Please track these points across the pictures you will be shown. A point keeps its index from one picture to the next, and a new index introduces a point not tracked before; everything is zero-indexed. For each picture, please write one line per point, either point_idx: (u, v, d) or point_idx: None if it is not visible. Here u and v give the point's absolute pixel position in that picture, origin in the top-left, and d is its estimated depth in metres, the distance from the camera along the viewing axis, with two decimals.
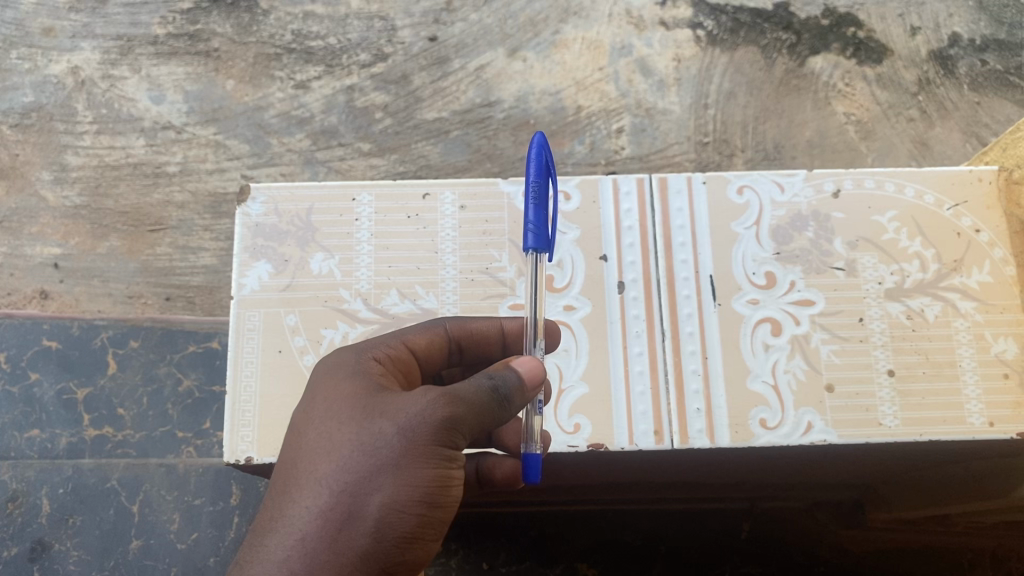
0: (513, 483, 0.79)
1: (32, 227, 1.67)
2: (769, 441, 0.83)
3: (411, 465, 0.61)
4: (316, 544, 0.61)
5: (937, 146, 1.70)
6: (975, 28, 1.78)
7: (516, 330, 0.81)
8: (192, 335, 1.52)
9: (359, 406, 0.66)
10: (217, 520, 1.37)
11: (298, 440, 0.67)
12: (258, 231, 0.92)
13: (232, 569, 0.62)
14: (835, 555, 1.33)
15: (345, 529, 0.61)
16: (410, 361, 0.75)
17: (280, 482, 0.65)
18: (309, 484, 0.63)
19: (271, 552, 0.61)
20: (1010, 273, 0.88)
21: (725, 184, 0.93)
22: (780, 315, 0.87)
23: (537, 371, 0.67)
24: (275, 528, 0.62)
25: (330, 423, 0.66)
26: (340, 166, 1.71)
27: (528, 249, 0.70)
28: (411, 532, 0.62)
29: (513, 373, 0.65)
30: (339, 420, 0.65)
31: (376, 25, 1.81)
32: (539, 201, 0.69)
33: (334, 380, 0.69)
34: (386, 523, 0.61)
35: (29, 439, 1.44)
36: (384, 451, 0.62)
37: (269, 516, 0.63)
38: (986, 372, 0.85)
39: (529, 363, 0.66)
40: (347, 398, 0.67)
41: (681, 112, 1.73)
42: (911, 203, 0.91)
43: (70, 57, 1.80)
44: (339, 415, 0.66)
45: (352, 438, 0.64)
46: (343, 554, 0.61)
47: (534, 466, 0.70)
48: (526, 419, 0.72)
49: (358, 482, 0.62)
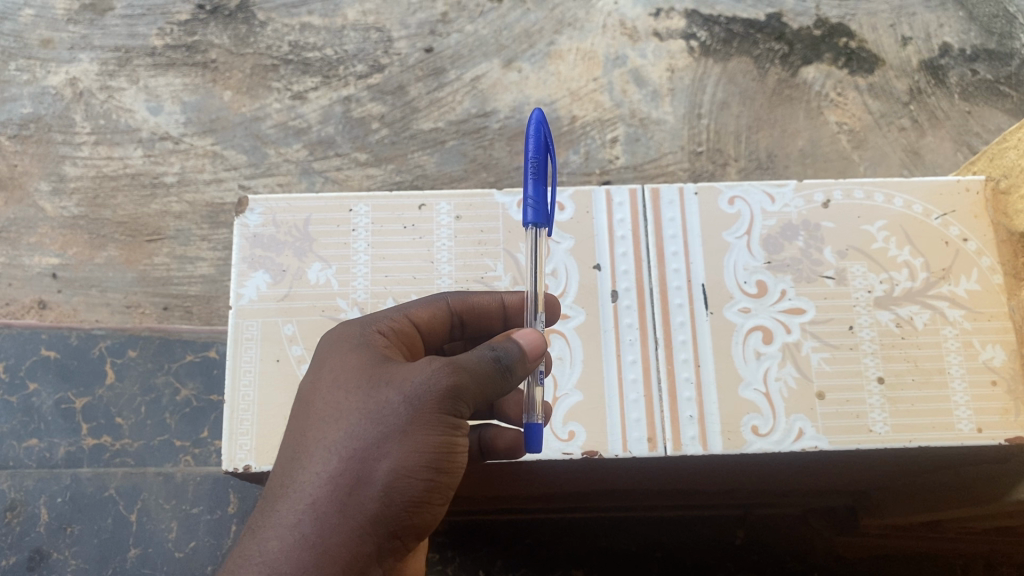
0: (516, 453, 0.79)
1: (30, 237, 1.68)
2: (760, 447, 0.84)
3: (417, 432, 0.62)
4: (326, 509, 0.62)
5: (928, 155, 1.72)
6: (965, 39, 1.80)
7: (516, 305, 0.82)
8: (190, 344, 1.53)
9: (367, 374, 0.67)
10: (214, 529, 1.37)
11: (307, 413, 0.68)
12: (256, 242, 0.93)
13: (245, 534, 0.63)
14: (829, 562, 1.35)
15: (352, 494, 0.62)
16: (413, 334, 0.76)
17: (291, 450, 0.66)
18: (317, 452, 0.64)
19: (283, 517, 0.62)
20: (997, 281, 0.89)
21: (717, 195, 0.94)
22: (771, 322, 0.88)
23: (538, 344, 0.68)
24: (286, 495, 0.63)
25: (338, 392, 0.67)
26: (336, 176, 1.72)
27: (528, 225, 0.72)
28: (419, 498, 0.63)
29: (516, 346, 0.65)
30: (346, 389, 0.66)
31: (372, 36, 1.83)
32: (538, 177, 0.70)
33: (341, 352, 0.70)
34: (394, 491, 0.62)
35: (27, 449, 1.44)
36: (388, 420, 0.63)
37: (280, 482, 0.65)
38: (974, 378, 0.86)
39: (530, 336, 0.67)
40: (351, 371, 0.68)
41: (676, 123, 1.75)
42: (899, 213, 0.93)
43: (68, 69, 1.81)
44: (346, 385, 0.67)
45: (357, 408, 0.64)
46: (352, 519, 0.62)
47: (537, 435, 0.71)
48: (528, 390, 0.73)
49: (364, 450, 0.63)
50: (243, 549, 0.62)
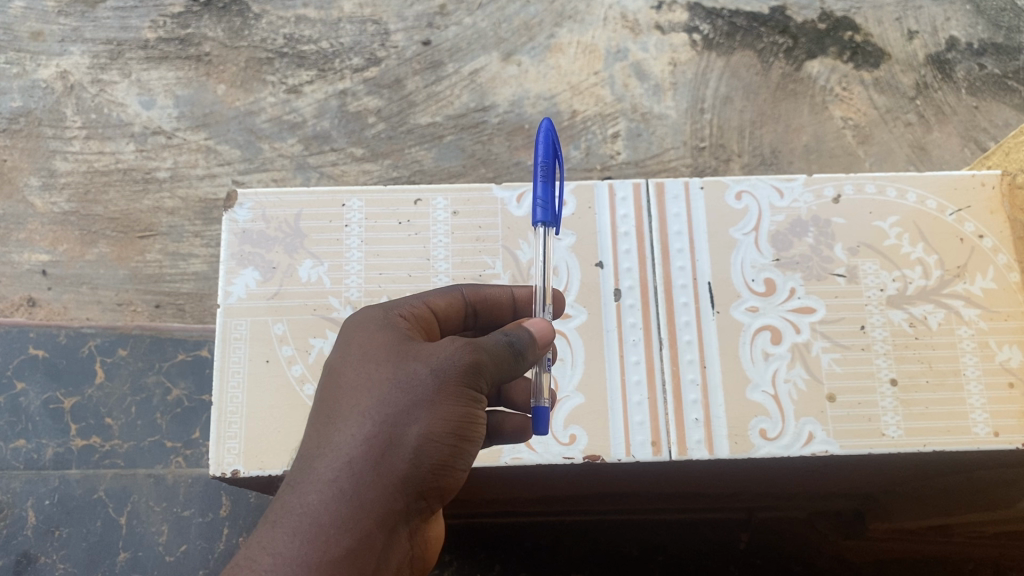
0: (524, 436, 0.77)
1: (19, 233, 1.64)
2: (769, 452, 0.81)
3: (448, 397, 0.60)
4: (362, 467, 0.59)
5: (935, 150, 1.69)
6: (972, 32, 1.77)
7: (527, 298, 0.78)
8: (181, 343, 1.50)
9: (397, 342, 0.65)
10: (206, 533, 1.34)
11: (334, 378, 0.65)
12: (245, 238, 0.89)
13: (280, 492, 0.60)
14: (836, 566, 1.31)
15: (386, 453, 0.59)
16: (431, 322, 0.72)
17: (321, 412, 0.63)
18: (350, 412, 0.62)
19: (319, 472, 0.59)
20: (1014, 279, 0.86)
21: (723, 190, 0.91)
22: (780, 322, 0.85)
23: (547, 332, 0.66)
24: (321, 452, 0.60)
25: (372, 359, 0.64)
26: (331, 171, 1.68)
27: (537, 224, 0.69)
28: (446, 462, 0.61)
29: (527, 332, 0.63)
30: (377, 355, 0.64)
31: (368, 29, 1.79)
32: (547, 179, 0.68)
33: (371, 325, 0.67)
34: (426, 453, 0.60)
35: (14, 450, 1.41)
36: (420, 384, 0.61)
37: (313, 442, 0.62)
38: (991, 381, 0.83)
39: (540, 323, 0.65)
40: (381, 339, 0.65)
41: (678, 117, 1.71)
42: (912, 208, 0.89)
43: (59, 62, 1.78)
44: (379, 353, 0.64)
45: (389, 373, 0.62)
46: (386, 477, 0.59)
47: (544, 419, 0.69)
48: (534, 376, 0.71)
49: (397, 411, 0.60)
50: (279, 505, 0.59)
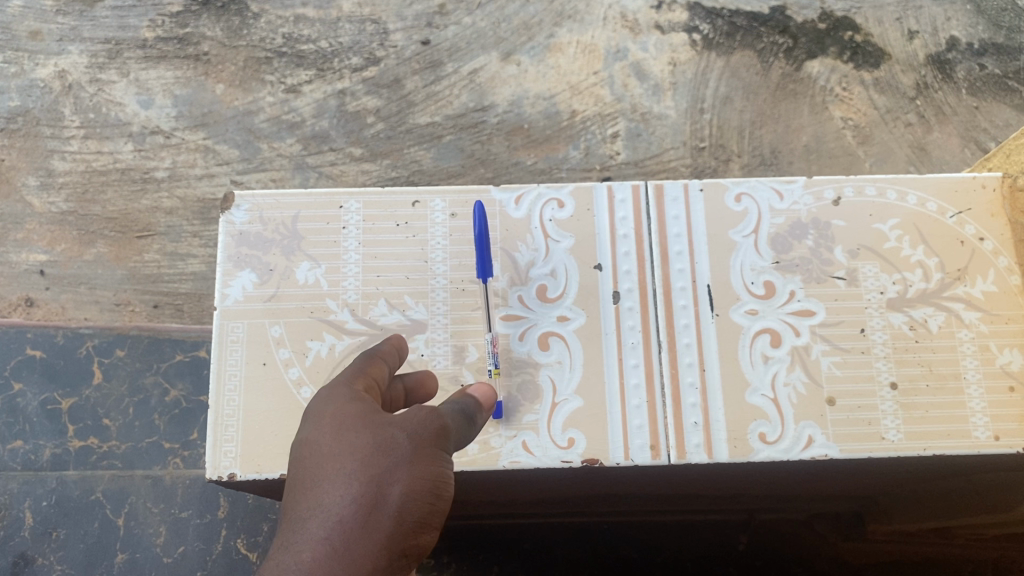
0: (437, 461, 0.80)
1: (17, 233, 1.64)
2: (768, 456, 0.81)
3: (430, 457, 0.57)
4: (354, 530, 0.53)
5: (935, 151, 1.68)
6: (973, 32, 1.76)
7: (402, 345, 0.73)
8: (179, 344, 1.49)
9: (367, 407, 0.60)
10: (204, 534, 1.34)
11: (305, 445, 0.59)
12: (242, 240, 0.89)
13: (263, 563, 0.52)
14: (836, 569, 1.31)
15: (374, 513, 0.54)
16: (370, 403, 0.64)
17: (297, 480, 0.57)
18: (332, 473, 0.56)
19: (308, 538, 0.53)
20: (1014, 282, 0.86)
21: (723, 192, 0.90)
22: (779, 326, 0.85)
23: (488, 395, 0.69)
24: (305, 516, 0.54)
25: (350, 420, 0.59)
26: (331, 171, 1.68)
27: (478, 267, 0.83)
28: (432, 526, 0.57)
29: (471, 399, 0.65)
30: (354, 417, 0.59)
31: (367, 28, 1.79)
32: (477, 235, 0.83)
33: (336, 394, 0.62)
34: (416, 514, 0.55)
35: (12, 451, 1.40)
36: (403, 442, 0.57)
37: (294, 509, 0.55)
38: (991, 385, 0.82)
39: (479, 390, 0.68)
40: (350, 404, 0.60)
41: (677, 117, 1.71)
42: (913, 211, 0.89)
43: (57, 61, 1.77)
44: (355, 414, 0.59)
45: (368, 434, 0.58)
46: (379, 539, 0.53)
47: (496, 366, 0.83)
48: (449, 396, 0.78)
49: (381, 470, 0.55)
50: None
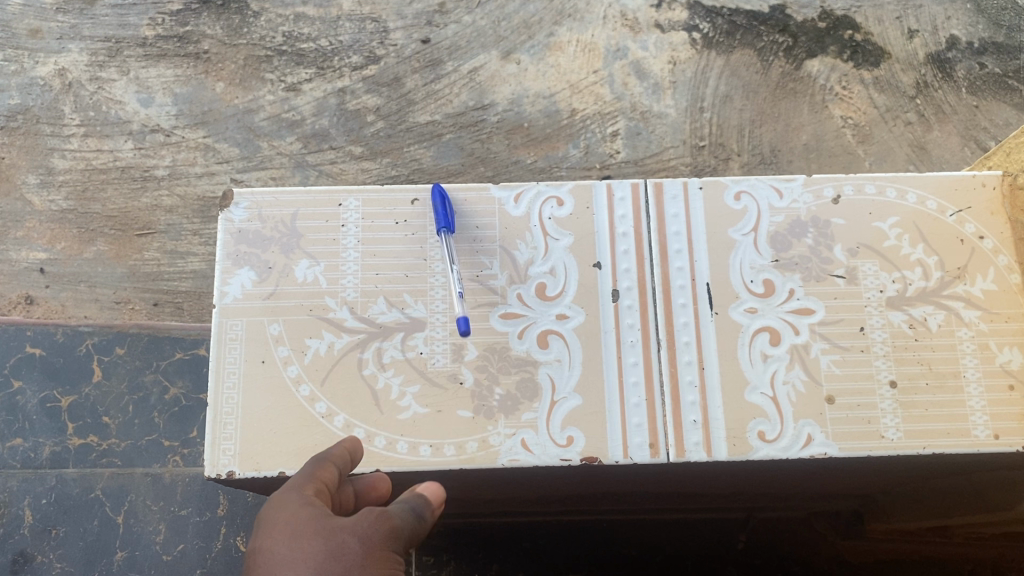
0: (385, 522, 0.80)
1: (17, 231, 1.64)
2: (767, 454, 0.81)
3: (380, 562, 0.59)
4: None
5: (935, 150, 1.68)
6: (973, 31, 1.76)
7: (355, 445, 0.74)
8: (179, 342, 1.49)
9: (318, 514, 0.62)
10: (203, 532, 1.34)
11: (260, 556, 0.61)
12: (241, 238, 0.89)
13: None
14: (834, 567, 1.31)
15: None
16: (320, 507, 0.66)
17: None
18: None
19: None
20: (1014, 281, 0.86)
21: (722, 190, 0.90)
22: (779, 324, 0.85)
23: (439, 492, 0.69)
24: None
25: (303, 527, 0.61)
26: (330, 170, 1.68)
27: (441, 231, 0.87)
28: None
29: (422, 496, 0.67)
30: (306, 524, 0.61)
31: (367, 27, 1.79)
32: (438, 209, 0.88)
33: (287, 499, 0.64)
34: None
35: (11, 449, 1.40)
36: (353, 549, 0.59)
37: None
38: (990, 383, 0.82)
39: (432, 487, 0.68)
40: (301, 511, 0.62)
41: (677, 116, 1.71)
42: (912, 209, 0.89)
43: (57, 59, 1.77)
44: (307, 521, 0.61)
45: (320, 542, 0.60)
46: None
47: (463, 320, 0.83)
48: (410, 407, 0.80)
49: None
50: None
